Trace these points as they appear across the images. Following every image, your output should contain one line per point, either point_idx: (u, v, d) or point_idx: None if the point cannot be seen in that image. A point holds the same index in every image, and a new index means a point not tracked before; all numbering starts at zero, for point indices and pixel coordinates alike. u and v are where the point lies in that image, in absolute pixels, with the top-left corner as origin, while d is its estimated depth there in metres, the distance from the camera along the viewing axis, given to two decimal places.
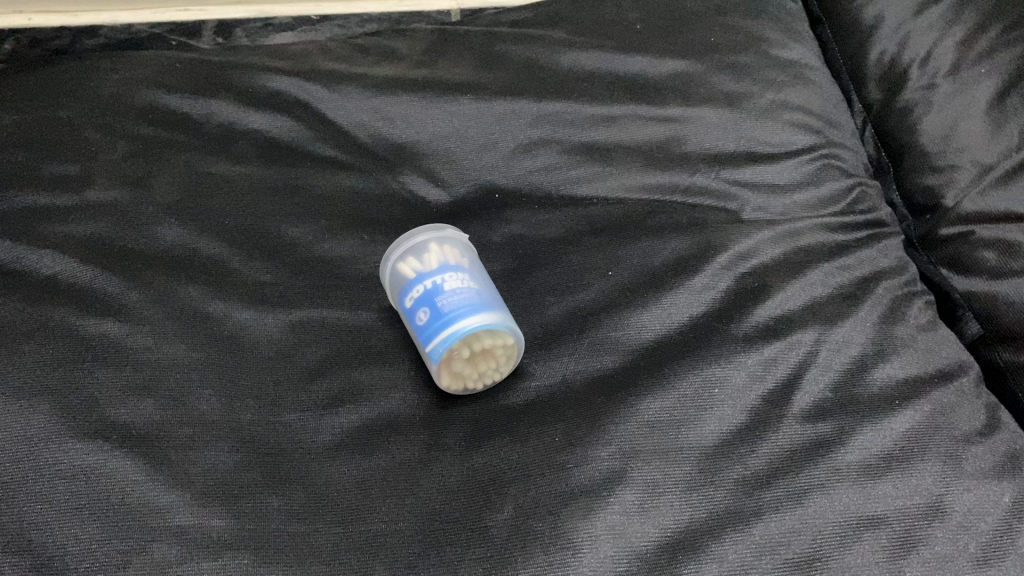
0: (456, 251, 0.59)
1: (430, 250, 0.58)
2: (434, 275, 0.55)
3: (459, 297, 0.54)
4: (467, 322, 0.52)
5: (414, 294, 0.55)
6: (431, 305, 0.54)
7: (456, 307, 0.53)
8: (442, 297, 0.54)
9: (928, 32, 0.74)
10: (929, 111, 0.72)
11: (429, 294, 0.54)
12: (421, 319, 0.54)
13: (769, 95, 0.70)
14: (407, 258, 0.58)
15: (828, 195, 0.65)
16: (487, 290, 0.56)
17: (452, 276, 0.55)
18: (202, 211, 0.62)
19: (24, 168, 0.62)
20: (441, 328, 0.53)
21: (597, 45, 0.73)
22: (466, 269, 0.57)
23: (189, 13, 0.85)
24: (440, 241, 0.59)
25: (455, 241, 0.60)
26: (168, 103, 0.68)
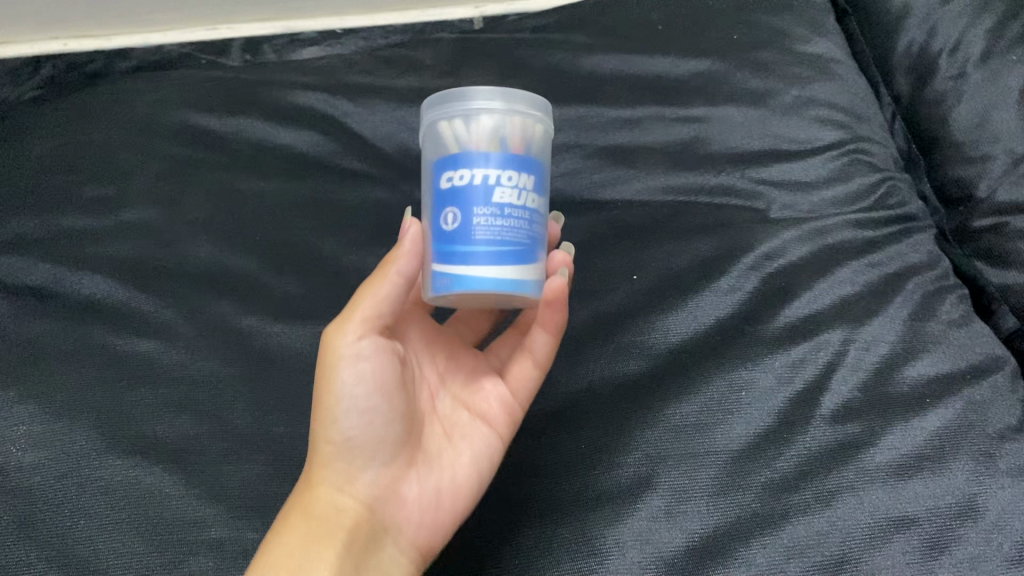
0: (527, 132, 0.46)
1: (493, 127, 0.45)
2: (486, 170, 0.44)
3: (499, 226, 0.43)
4: (482, 264, 0.43)
5: (450, 181, 0.44)
6: (464, 215, 0.44)
7: (490, 233, 0.43)
8: (478, 214, 0.43)
9: (956, 21, 0.73)
10: (960, 100, 0.70)
11: (464, 195, 0.44)
12: (445, 219, 0.44)
13: (794, 92, 0.70)
14: (458, 122, 0.45)
15: (856, 190, 0.64)
16: (538, 214, 0.46)
17: (512, 180, 0.44)
18: (232, 227, 0.63)
19: (61, 190, 0.64)
20: (461, 254, 0.44)
21: (620, 48, 0.73)
22: (531, 169, 0.45)
23: (216, 32, 0.87)
24: (512, 115, 0.46)
25: (531, 114, 0.47)
26: (196, 119, 0.69)
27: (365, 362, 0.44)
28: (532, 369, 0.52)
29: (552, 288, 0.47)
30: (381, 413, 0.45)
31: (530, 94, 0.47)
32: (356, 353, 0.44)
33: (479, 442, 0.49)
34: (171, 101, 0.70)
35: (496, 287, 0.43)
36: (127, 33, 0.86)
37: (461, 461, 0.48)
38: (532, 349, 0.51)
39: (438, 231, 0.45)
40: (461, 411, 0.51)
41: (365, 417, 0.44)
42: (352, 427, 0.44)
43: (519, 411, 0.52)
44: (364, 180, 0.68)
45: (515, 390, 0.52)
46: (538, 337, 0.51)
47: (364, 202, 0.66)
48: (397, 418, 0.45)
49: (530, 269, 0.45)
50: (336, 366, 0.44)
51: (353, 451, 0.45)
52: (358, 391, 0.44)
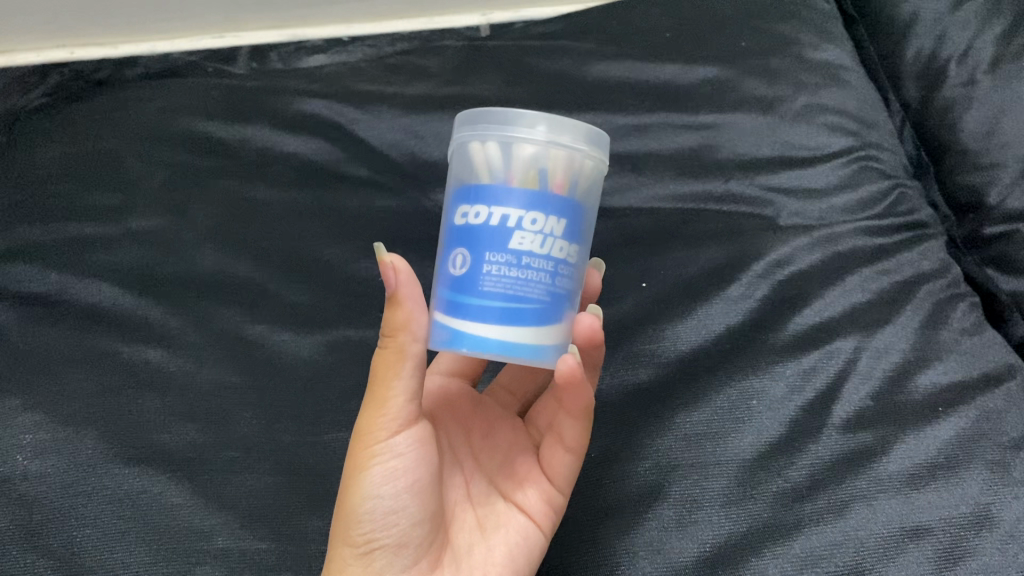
0: (570, 169, 0.41)
1: (532, 159, 0.41)
2: (509, 211, 0.40)
3: (510, 278, 0.40)
4: (487, 325, 0.40)
5: (467, 217, 0.41)
6: (475, 261, 0.41)
7: (497, 287, 0.40)
8: (490, 261, 0.40)
9: (965, 28, 0.73)
10: (969, 107, 0.70)
11: (478, 237, 0.41)
12: (457, 260, 0.42)
13: (803, 99, 0.70)
14: (492, 150, 0.41)
15: (867, 198, 0.64)
16: (565, 267, 0.42)
17: (536, 225, 0.40)
18: (239, 234, 0.63)
19: (68, 197, 0.64)
20: (466, 305, 0.41)
21: (628, 55, 0.73)
22: (563, 214, 0.41)
23: (223, 40, 0.87)
24: (555, 147, 0.41)
25: (580, 148, 0.42)
26: (203, 127, 0.69)
27: (398, 458, 0.42)
28: (567, 455, 0.48)
29: (566, 368, 0.42)
30: (407, 515, 0.42)
31: (583, 124, 0.42)
32: (388, 449, 0.42)
33: (514, 537, 0.45)
34: (178, 108, 0.70)
35: (496, 349, 0.40)
36: (134, 40, 0.86)
37: (492, 559, 0.44)
38: (563, 436, 0.47)
39: (448, 277, 0.42)
40: (496, 501, 0.47)
41: (391, 518, 0.42)
42: (376, 531, 0.41)
43: (560, 498, 0.48)
44: (371, 188, 0.67)
45: (553, 477, 0.48)
46: (568, 423, 0.47)
47: (371, 209, 0.66)
48: (421, 522, 0.42)
49: (543, 334, 0.41)
50: (366, 464, 0.42)
51: (377, 554, 0.42)
52: (383, 490, 0.42)
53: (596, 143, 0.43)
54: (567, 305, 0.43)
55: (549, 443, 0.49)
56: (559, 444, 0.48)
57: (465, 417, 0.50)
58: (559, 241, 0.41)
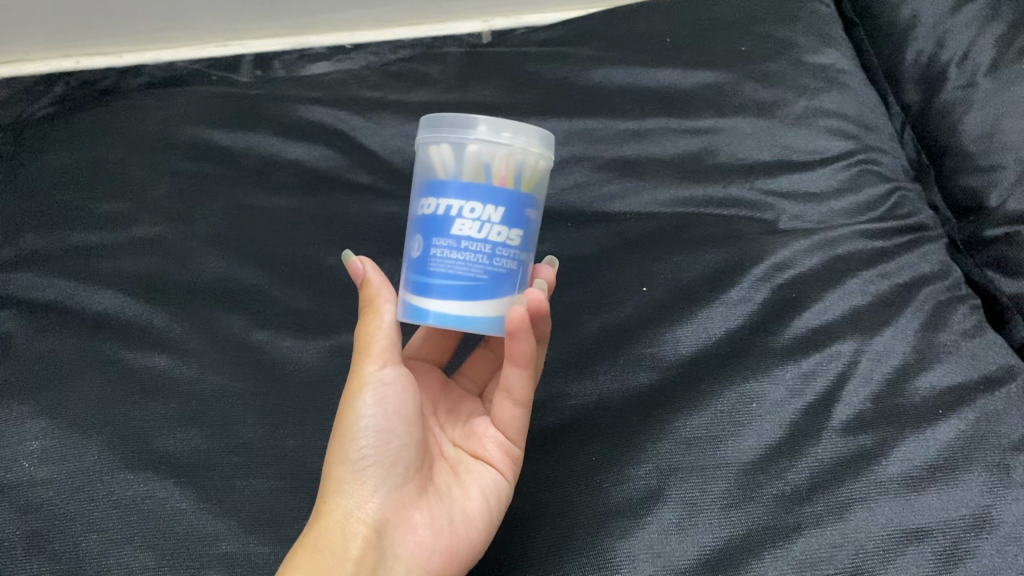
0: (509, 163, 0.44)
1: (471, 156, 0.44)
2: (452, 202, 0.44)
3: (453, 259, 0.44)
4: (434, 297, 0.44)
5: (422, 210, 0.45)
6: (427, 245, 0.45)
7: (443, 266, 0.44)
8: (437, 245, 0.44)
9: (965, 31, 0.73)
10: (969, 110, 0.70)
11: (428, 225, 0.45)
12: (415, 246, 0.46)
13: (803, 102, 0.70)
14: (441, 149, 0.45)
15: (867, 201, 0.64)
16: (508, 251, 0.44)
17: (474, 213, 0.43)
18: (243, 241, 0.63)
19: (74, 206, 0.65)
20: (420, 283, 0.45)
21: (628, 61, 0.74)
22: (502, 203, 0.44)
23: (226, 48, 0.87)
24: (493, 145, 0.44)
25: (521, 144, 0.45)
26: (207, 136, 0.70)
27: (386, 387, 0.46)
28: (516, 408, 0.51)
29: (511, 318, 0.45)
30: (393, 437, 0.46)
31: (524, 124, 0.45)
32: (377, 379, 0.46)
33: (484, 476, 0.49)
34: (183, 116, 0.71)
35: (444, 321, 0.44)
36: (139, 50, 0.87)
37: (467, 494, 0.48)
38: (512, 390, 0.50)
39: (410, 257, 0.46)
40: (463, 455, 0.51)
41: (380, 437, 0.46)
42: (367, 447, 0.46)
43: (518, 450, 0.51)
44: (374, 195, 0.68)
45: (506, 429, 0.51)
46: (513, 373, 0.49)
47: (373, 215, 0.67)
48: (405, 448, 0.47)
49: (490, 307, 0.45)
50: (357, 392, 0.46)
51: (368, 471, 0.45)
52: (374, 413, 0.46)
53: (541, 142, 0.46)
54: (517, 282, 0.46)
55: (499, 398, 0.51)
56: (508, 397, 0.51)
57: (433, 393, 0.54)
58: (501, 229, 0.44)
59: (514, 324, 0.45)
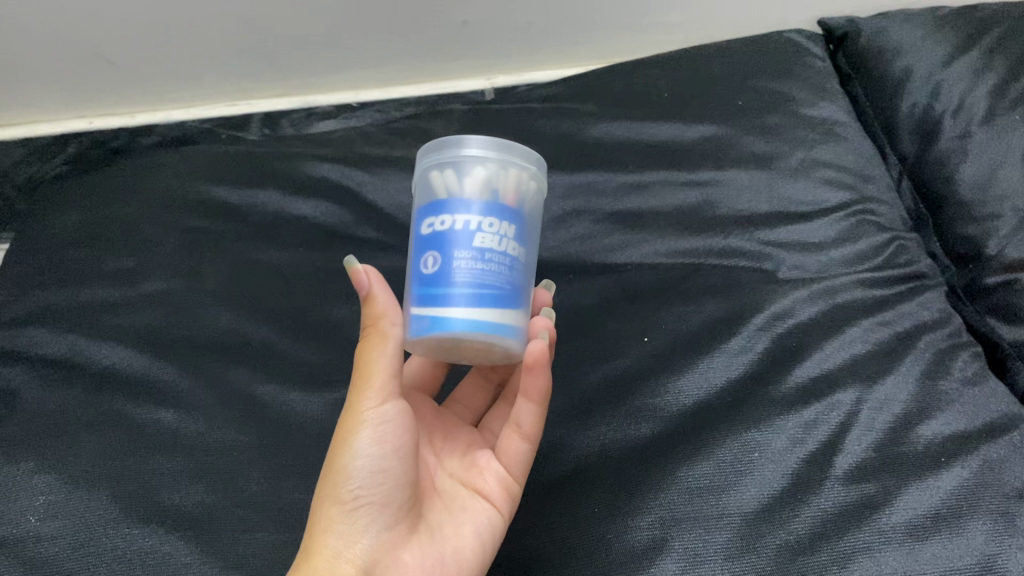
0: (519, 184, 0.47)
1: (487, 174, 0.47)
2: (473, 217, 0.45)
3: (477, 269, 0.44)
4: (458, 306, 0.44)
5: (434, 226, 0.46)
6: (444, 258, 0.45)
7: (465, 278, 0.44)
8: (458, 257, 0.45)
9: (959, 83, 0.76)
10: (964, 160, 0.72)
11: (444, 238, 0.45)
12: (426, 262, 0.46)
13: (800, 154, 0.71)
14: (451, 171, 0.47)
15: (866, 250, 0.65)
16: (523, 266, 0.47)
17: (493, 227, 0.45)
18: (250, 296, 0.64)
19: (87, 265, 0.67)
20: (437, 298, 0.45)
21: (627, 116, 0.76)
22: (518, 219, 0.47)
23: (235, 108, 0.90)
24: (506, 163, 0.47)
25: (524, 168, 0.48)
26: (217, 194, 0.72)
27: (388, 424, 0.46)
28: (522, 443, 0.52)
29: (533, 353, 0.48)
30: (390, 477, 0.46)
31: (527, 148, 0.49)
32: (378, 416, 0.45)
33: (479, 515, 0.50)
34: (194, 176, 0.73)
35: (476, 329, 0.44)
36: (149, 109, 0.89)
37: (462, 532, 0.49)
38: (520, 424, 0.52)
39: (420, 275, 0.46)
40: (460, 489, 0.52)
41: (376, 476, 0.45)
42: (362, 488, 0.45)
43: (516, 486, 0.52)
44: (379, 250, 0.69)
45: (509, 465, 0.52)
46: (525, 408, 0.51)
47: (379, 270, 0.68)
48: (403, 486, 0.46)
49: (510, 319, 0.46)
50: (355, 429, 0.45)
51: (360, 511, 0.45)
52: (374, 452, 0.45)
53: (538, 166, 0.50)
54: (524, 300, 0.48)
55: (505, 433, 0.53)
56: (516, 432, 0.52)
57: (428, 421, 0.56)
58: (513, 244, 0.46)
59: (532, 359, 0.48)
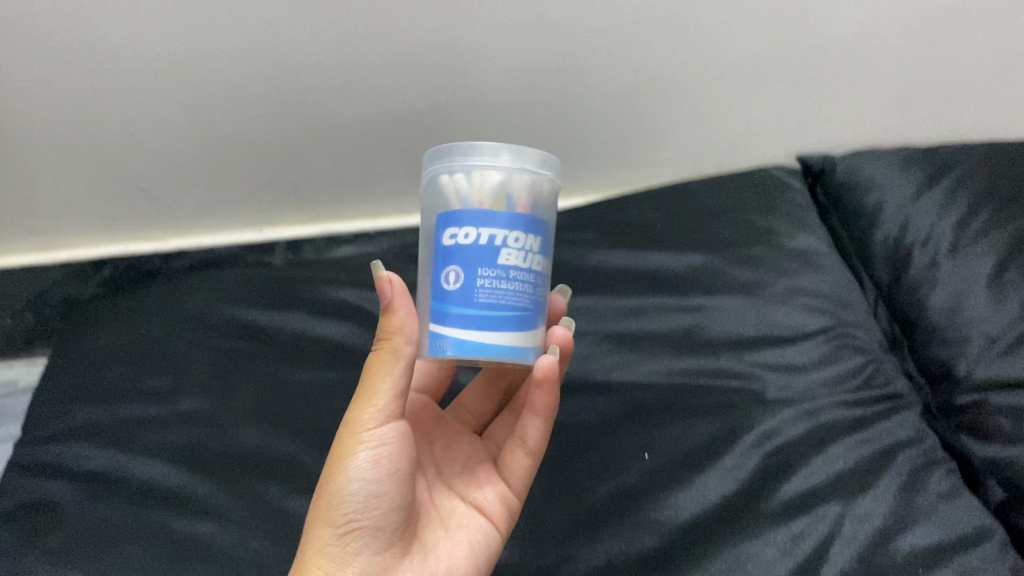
0: (535, 193, 0.51)
1: (508, 186, 0.49)
2: (496, 232, 0.49)
3: (501, 290, 0.49)
4: (484, 327, 0.48)
5: (458, 239, 0.49)
6: (469, 277, 0.49)
7: (490, 297, 0.48)
8: (483, 276, 0.48)
9: (926, 217, 0.84)
10: (933, 287, 0.79)
11: (469, 256, 0.49)
12: (449, 276, 0.49)
13: (782, 283, 0.78)
14: (472, 180, 0.50)
15: (845, 372, 0.71)
16: (541, 278, 0.51)
17: (517, 244, 0.49)
18: (277, 413, 0.69)
19: (125, 383, 0.72)
20: (463, 315, 0.49)
21: (623, 247, 0.84)
22: (534, 231, 0.50)
23: (261, 234, 0.99)
24: (523, 173, 0.50)
25: (536, 171, 0.51)
26: (247, 317, 0.78)
27: (386, 447, 0.52)
28: (526, 458, 0.60)
29: (544, 368, 0.53)
30: (386, 500, 0.51)
31: (534, 151, 0.51)
32: (377, 437, 0.51)
33: (475, 532, 0.56)
34: (227, 301, 0.80)
35: (499, 350, 0.49)
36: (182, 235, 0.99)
37: (455, 547, 0.55)
38: (527, 441, 0.59)
39: (441, 289, 0.50)
40: (459, 504, 0.58)
41: (371, 501, 0.51)
42: (357, 511, 0.51)
43: (513, 501, 0.59)
44: None
45: (511, 482, 0.59)
46: (531, 426, 0.59)
47: None
48: (404, 508, 0.52)
49: (528, 338, 0.50)
50: (355, 449, 0.51)
51: (355, 534, 0.51)
52: (375, 476, 0.51)
53: (548, 164, 0.52)
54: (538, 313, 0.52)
55: (510, 452, 0.60)
56: (523, 451, 0.60)
57: (428, 435, 0.62)
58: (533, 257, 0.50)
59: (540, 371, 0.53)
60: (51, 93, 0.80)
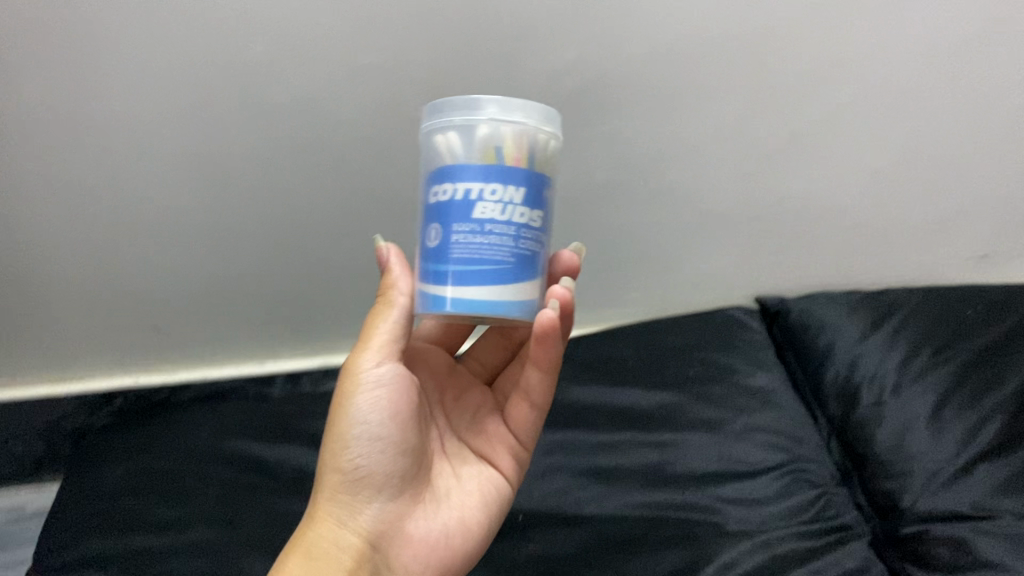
0: (520, 141, 0.52)
1: (489, 137, 0.51)
2: (472, 185, 0.51)
3: (475, 244, 0.51)
4: (458, 282, 0.51)
5: (438, 196, 0.52)
6: (446, 232, 0.52)
7: (464, 250, 0.51)
8: (457, 231, 0.51)
9: (873, 357, 0.93)
10: (880, 423, 0.86)
11: (445, 212, 0.52)
12: (433, 233, 0.53)
13: (742, 419, 0.86)
14: (455, 134, 0.52)
15: (799, 506, 0.78)
16: (528, 229, 0.52)
17: (494, 195, 0.50)
18: (278, 544, 0.75)
19: (136, 514, 0.78)
20: (442, 269, 0.52)
21: (596, 381, 0.92)
22: (518, 181, 0.51)
23: (263, 366, 1.13)
24: (507, 122, 0.51)
25: (523, 121, 0.52)
26: (251, 449, 0.86)
27: (383, 389, 0.59)
28: (530, 411, 0.68)
29: (540, 322, 0.55)
30: (389, 445, 0.59)
31: (530, 103, 0.53)
32: (375, 377, 0.59)
33: (485, 482, 0.66)
34: (232, 433, 0.88)
35: (475, 307, 0.51)
36: (188, 368, 1.13)
37: (465, 494, 0.64)
38: (531, 394, 0.66)
39: (428, 249, 0.53)
40: (471, 454, 0.68)
41: (374, 443, 0.58)
42: (362, 456, 0.58)
43: (522, 454, 0.69)
44: None
45: (518, 437, 0.69)
46: (536, 377, 0.65)
47: None
48: (413, 449, 0.60)
49: (513, 291, 0.52)
50: (355, 394, 0.59)
51: (362, 479, 0.59)
52: (379, 421, 0.59)
53: (548, 117, 0.53)
54: (534, 263, 0.53)
55: (515, 403, 0.69)
56: (526, 405, 0.68)
57: (442, 383, 0.70)
58: (517, 204, 0.51)
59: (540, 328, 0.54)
60: (85, 230, 0.91)
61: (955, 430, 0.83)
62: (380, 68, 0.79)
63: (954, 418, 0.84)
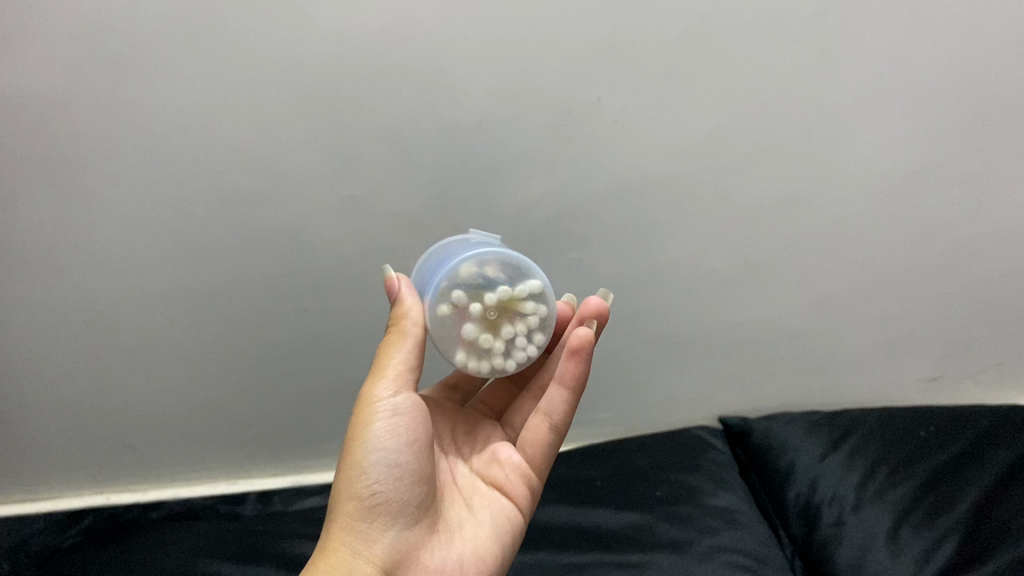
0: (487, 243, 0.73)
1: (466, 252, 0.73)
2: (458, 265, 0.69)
3: (482, 256, 0.63)
4: (486, 256, 0.61)
5: (435, 271, 0.65)
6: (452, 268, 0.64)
7: (470, 261, 0.63)
8: (464, 265, 0.64)
9: (832, 478, 0.96)
10: (841, 543, 0.88)
11: (444, 269, 0.64)
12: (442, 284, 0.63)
13: (707, 540, 0.89)
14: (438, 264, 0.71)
15: None
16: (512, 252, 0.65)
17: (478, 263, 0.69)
18: None
19: None
20: None
21: (564, 502, 0.95)
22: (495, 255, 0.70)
23: (235, 485, 1.14)
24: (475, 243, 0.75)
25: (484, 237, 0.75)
26: (220, 568, 0.86)
27: (398, 417, 0.63)
28: (547, 427, 0.75)
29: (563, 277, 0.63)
30: (405, 473, 0.63)
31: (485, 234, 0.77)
32: (392, 405, 0.63)
33: (500, 503, 0.71)
34: (203, 553, 0.89)
35: None
36: (160, 487, 1.13)
37: (478, 522, 0.69)
38: (552, 413, 0.74)
39: (450, 289, 0.63)
40: (483, 484, 0.73)
41: (391, 471, 0.62)
42: (378, 485, 0.62)
43: (534, 480, 0.75)
44: None
45: (530, 464, 0.75)
46: (557, 394, 0.74)
47: None
48: (425, 480, 0.65)
49: None
50: (373, 422, 0.63)
51: (377, 508, 0.62)
52: (399, 451, 0.63)
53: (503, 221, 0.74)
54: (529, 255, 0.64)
55: (534, 422, 0.75)
56: (545, 420, 0.74)
57: (453, 421, 0.78)
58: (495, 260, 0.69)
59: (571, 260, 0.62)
60: (68, 351, 0.94)
61: (912, 551, 0.86)
62: (363, 198, 0.84)
63: (911, 538, 0.87)
